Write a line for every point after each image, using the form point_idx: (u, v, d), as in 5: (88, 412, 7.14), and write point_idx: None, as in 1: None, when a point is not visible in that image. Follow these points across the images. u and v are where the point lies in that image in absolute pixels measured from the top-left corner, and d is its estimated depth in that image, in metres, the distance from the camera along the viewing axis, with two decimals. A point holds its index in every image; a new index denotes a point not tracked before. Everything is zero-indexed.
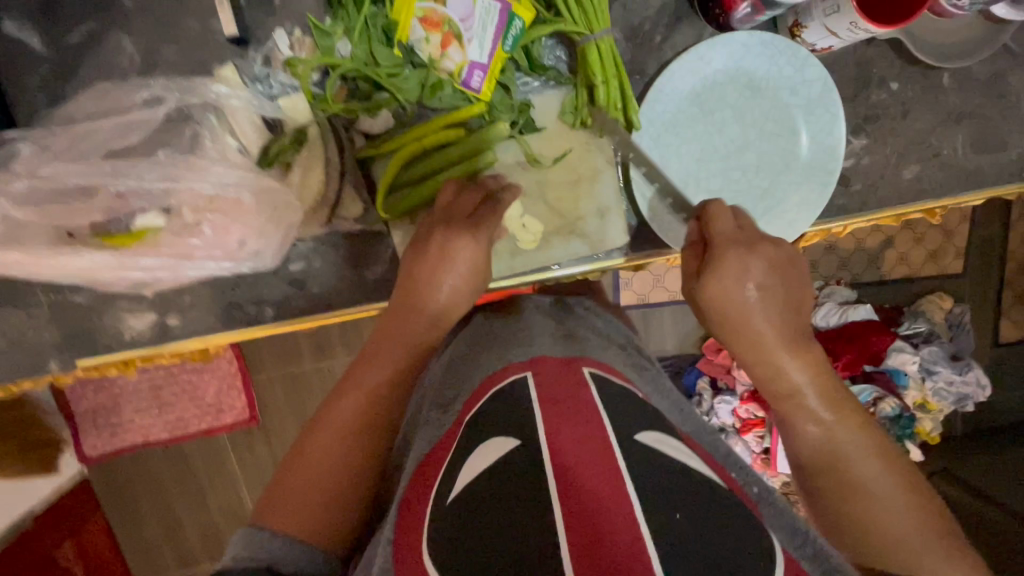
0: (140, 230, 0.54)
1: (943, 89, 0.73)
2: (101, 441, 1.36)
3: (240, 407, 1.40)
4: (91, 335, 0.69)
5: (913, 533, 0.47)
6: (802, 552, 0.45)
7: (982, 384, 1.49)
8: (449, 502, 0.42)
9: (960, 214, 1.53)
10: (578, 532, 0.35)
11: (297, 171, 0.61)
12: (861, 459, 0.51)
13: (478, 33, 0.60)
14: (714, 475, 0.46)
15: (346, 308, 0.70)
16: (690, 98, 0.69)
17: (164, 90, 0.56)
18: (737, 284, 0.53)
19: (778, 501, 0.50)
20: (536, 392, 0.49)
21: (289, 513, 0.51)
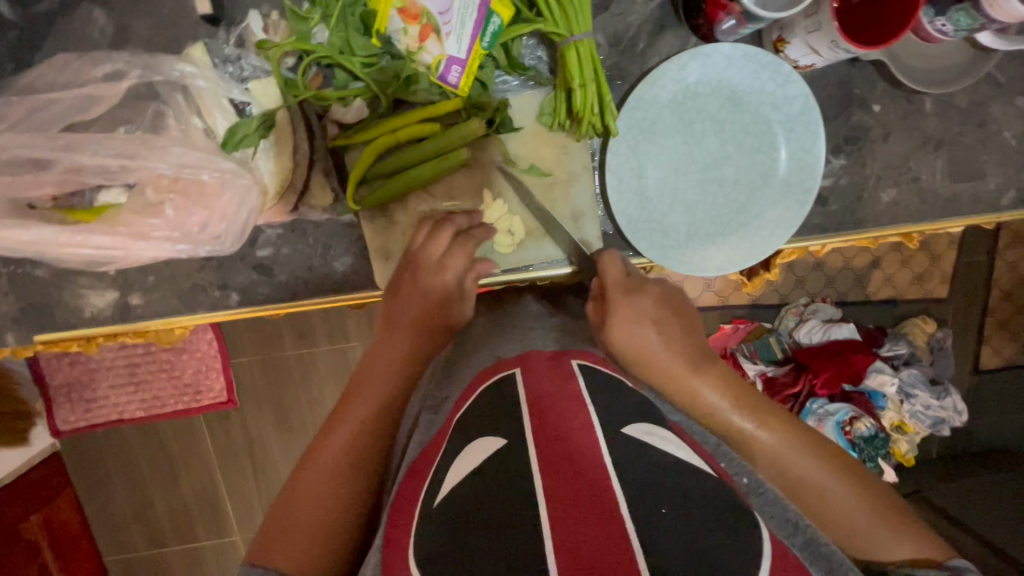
0: (102, 206, 0.54)
1: (925, 114, 0.73)
2: (75, 416, 1.33)
3: (219, 388, 1.37)
4: (50, 310, 0.68)
5: (869, 522, 0.53)
6: (792, 541, 0.47)
7: (960, 409, 1.49)
8: (438, 503, 0.43)
9: (947, 239, 1.53)
10: (563, 521, 0.37)
11: (264, 155, 0.61)
12: (810, 466, 0.54)
13: (456, 28, 0.59)
14: (703, 464, 0.48)
15: (311, 298, 0.70)
16: (671, 107, 0.69)
17: (126, 63, 0.54)
18: (636, 323, 0.58)
19: (768, 491, 0.51)
20: (524, 389, 0.50)
21: (289, 545, 0.50)
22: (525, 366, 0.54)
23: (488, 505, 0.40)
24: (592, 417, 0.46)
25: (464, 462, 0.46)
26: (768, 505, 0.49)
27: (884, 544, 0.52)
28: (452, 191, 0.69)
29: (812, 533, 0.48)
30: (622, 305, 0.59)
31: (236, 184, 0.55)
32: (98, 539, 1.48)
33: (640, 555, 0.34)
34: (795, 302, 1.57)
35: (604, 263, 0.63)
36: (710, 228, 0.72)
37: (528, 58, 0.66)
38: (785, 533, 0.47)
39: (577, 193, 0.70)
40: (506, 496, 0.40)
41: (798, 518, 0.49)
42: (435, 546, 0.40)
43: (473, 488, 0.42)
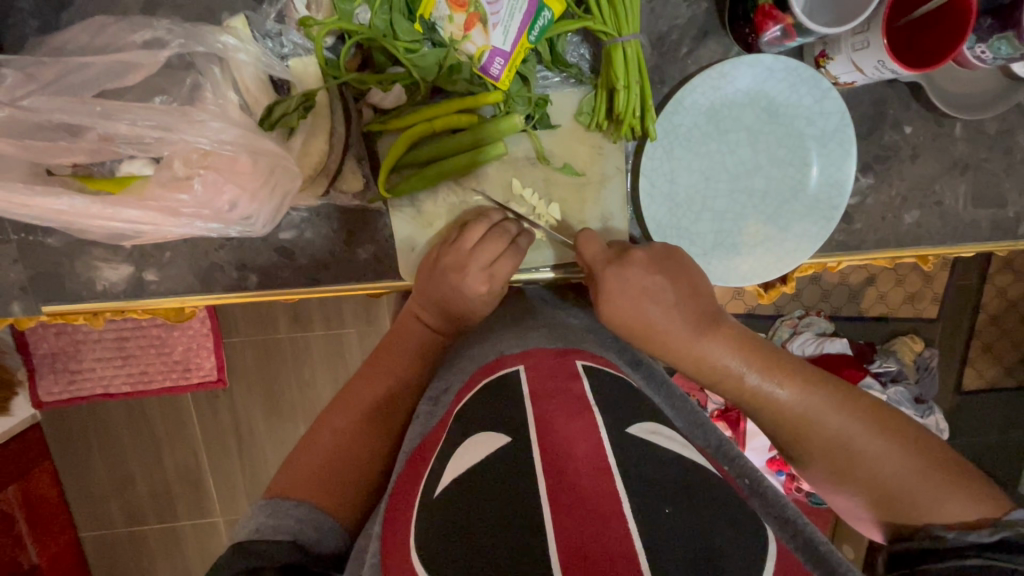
0: (128, 176, 0.53)
1: (954, 139, 0.74)
2: (58, 387, 1.28)
3: (209, 367, 1.33)
4: (61, 281, 0.66)
5: (911, 480, 0.51)
6: (794, 545, 0.48)
7: (941, 427, 1.53)
8: (437, 495, 0.44)
9: (942, 261, 1.56)
10: (568, 520, 0.38)
11: (300, 137, 0.58)
12: (839, 421, 0.53)
13: (504, 19, 0.58)
14: (707, 465, 0.48)
15: (331, 285, 0.69)
16: (708, 114, 0.68)
17: (166, 32, 0.51)
18: (635, 293, 0.58)
19: (768, 491, 0.52)
20: (526, 382, 0.51)
21: (309, 484, 0.53)
22: (529, 363, 0.54)
23: (496, 494, 0.41)
24: (596, 418, 0.46)
25: (463, 453, 0.46)
26: (769, 507, 0.51)
27: (927, 501, 0.50)
28: (483, 184, 0.68)
29: (816, 537, 0.49)
30: (613, 298, 0.58)
31: (271, 163, 0.53)
32: (77, 515, 1.45)
33: (645, 559, 0.35)
34: (791, 313, 1.59)
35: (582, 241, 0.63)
36: (737, 238, 0.72)
37: (571, 55, 0.65)
38: (783, 537, 0.49)
39: (608, 198, 0.70)
40: (516, 492, 0.41)
41: (798, 520, 0.50)
42: (438, 531, 0.41)
43: (495, 482, 0.42)
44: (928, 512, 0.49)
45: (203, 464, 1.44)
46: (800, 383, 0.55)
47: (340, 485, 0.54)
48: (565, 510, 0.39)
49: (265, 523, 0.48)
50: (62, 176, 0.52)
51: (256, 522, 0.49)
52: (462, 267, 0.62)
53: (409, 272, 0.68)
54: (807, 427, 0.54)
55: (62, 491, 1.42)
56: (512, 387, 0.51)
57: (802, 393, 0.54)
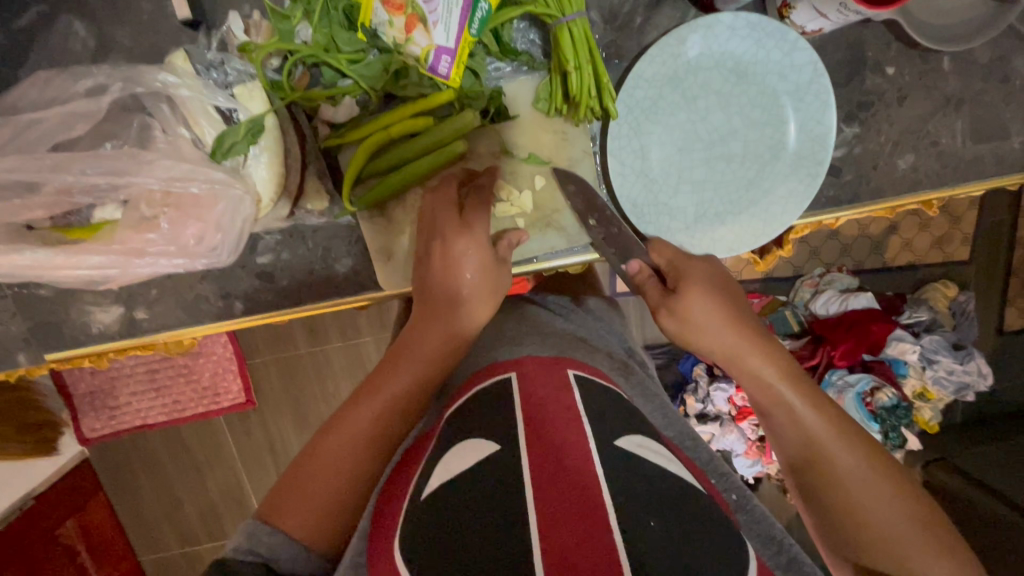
0: (99, 223, 0.54)
1: (943, 74, 0.69)
2: (100, 422, 1.35)
3: (237, 390, 1.39)
4: (59, 328, 0.68)
5: (899, 525, 0.50)
6: (775, 561, 0.52)
7: (983, 372, 1.43)
8: (422, 498, 0.44)
9: (968, 200, 1.49)
10: (552, 522, 0.38)
11: (256, 166, 0.56)
12: (847, 454, 0.52)
13: (443, 16, 0.56)
14: (695, 479, 0.49)
15: (317, 302, 0.69)
16: (672, 83, 0.66)
17: (106, 77, 0.53)
18: (704, 302, 0.57)
19: (755, 508, 0.56)
20: (518, 391, 0.51)
21: (298, 507, 0.50)
22: (523, 370, 0.54)
23: (477, 502, 0.41)
24: (585, 426, 0.47)
25: (454, 458, 0.46)
26: (754, 522, 0.55)
27: (915, 558, 0.49)
28: None
29: (796, 553, 0.52)
30: (698, 303, 0.57)
31: (228, 195, 0.54)
32: (134, 542, 1.52)
33: (627, 560, 0.36)
34: (811, 272, 1.54)
35: (654, 249, 0.62)
36: (719, 207, 0.69)
37: (520, 42, 0.63)
38: (766, 552, 0.53)
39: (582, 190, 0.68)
40: (494, 498, 0.41)
41: (781, 536, 0.54)
42: (422, 531, 0.41)
43: (474, 486, 0.43)
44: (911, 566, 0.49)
45: (242, 482, 1.49)
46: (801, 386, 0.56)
47: (332, 509, 0.51)
48: (547, 513, 0.39)
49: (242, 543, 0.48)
50: (41, 230, 0.54)
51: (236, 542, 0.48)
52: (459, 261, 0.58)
53: (386, 280, 0.68)
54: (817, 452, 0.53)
55: (118, 522, 1.49)
56: (498, 392, 0.52)
57: (830, 422, 0.54)
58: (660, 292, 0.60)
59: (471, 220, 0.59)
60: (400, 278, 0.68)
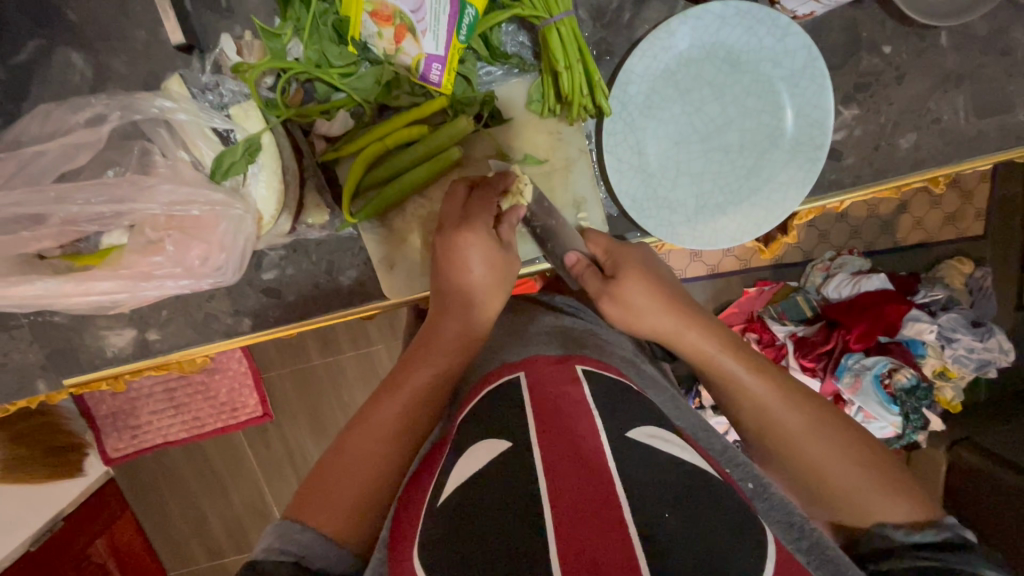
0: (107, 248, 0.55)
1: (941, 50, 0.68)
2: (124, 442, 1.38)
3: (254, 403, 1.40)
4: (74, 353, 0.69)
5: (856, 478, 0.50)
6: (797, 546, 0.48)
7: (1006, 348, 1.40)
8: (439, 504, 0.45)
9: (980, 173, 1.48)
10: (567, 521, 0.38)
11: (256, 184, 0.57)
12: (798, 418, 0.53)
13: (431, 25, 0.57)
14: (709, 467, 0.48)
15: (325, 314, 0.70)
16: (665, 77, 0.65)
17: (105, 106, 0.54)
18: (647, 289, 0.58)
19: (773, 495, 0.52)
20: (527, 388, 0.52)
21: (325, 506, 0.51)
22: (530, 370, 0.55)
23: (491, 504, 0.41)
24: (597, 421, 0.46)
25: (470, 459, 0.47)
26: (773, 510, 0.50)
27: (868, 506, 0.50)
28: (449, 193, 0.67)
29: (819, 537, 0.48)
30: (634, 288, 0.58)
31: (229, 214, 0.55)
32: (164, 559, 1.54)
33: (644, 559, 0.35)
34: (821, 257, 1.51)
35: (591, 241, 0.63)
36: (719, 198, 0.69)
37: (510, 45, 0.64)
38: (785, 537, 0.49)
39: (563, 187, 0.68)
40: (508, 501, 0.41)
41: (804, 521, 0.50)
42: (440, 537, 0.42)
43: (489, 488, 0.43)
44: (872, 514, 0.50)
45: (264, 494, 1.49)
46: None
47: (360, 505, 0.53)
48: (565, 512, 0.38)
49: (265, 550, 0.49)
50: (52, 259, 0.56)
51: (266, 542, 0.48)
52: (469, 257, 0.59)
53: (392, 288, 0.68)
54: (772, 422, 0.53)
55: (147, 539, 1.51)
56: (504, 402, 0.51)
57: (783, 395, 0.54)
58: (598, 283, 0.60)
59: (472, 210, 0.60)
60: (407, 285, 0.68)
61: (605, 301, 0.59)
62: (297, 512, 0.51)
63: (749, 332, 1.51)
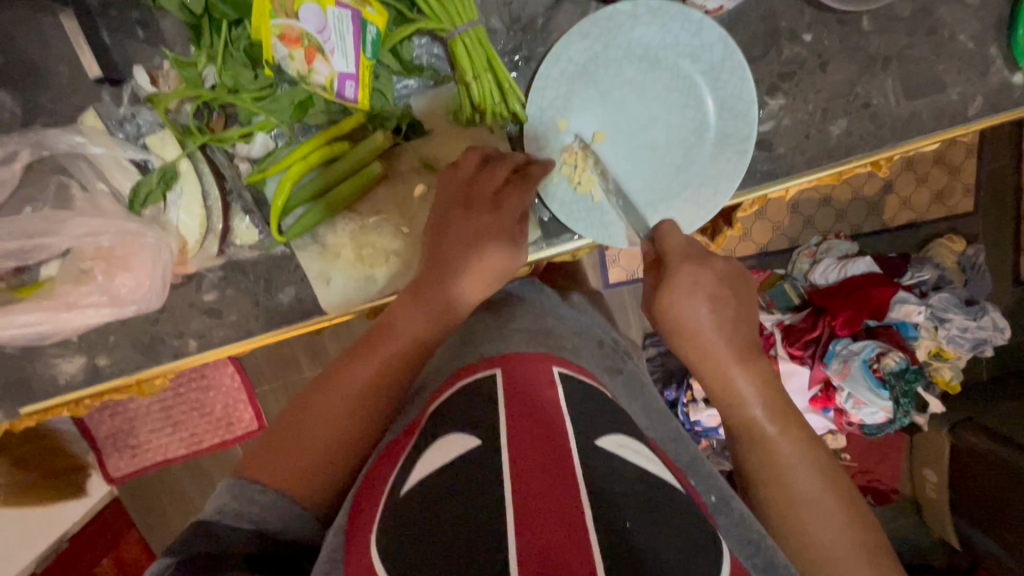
0: (42, 280, 0.59)
1: (864, 34, 0.67)
2: (124, 462, 1.37)
3: (248, 418, 1.39)
4: (28, 382, 0.71)
5: (847, 547, 0.51)
6: (752, 562, 0.49)
7: (1000, 325, 1.35)
8: (402, 492, 0.44)
9: (965, 148, 1.45)
10: (529, 522, 0.37)
11: (173, 211, 0.61)
12: (800, 474, 0.54)
13: (339, 45, 0.56)
14: (675, 480, 0.49)
15: (289, 324, 0.69)
16: (584, 77, 0.66)
17: (16, 144, 0.57)
18: (695, 297, 0.56)
19: (734, 511, 0.54)
20: (505, 387, 0.51)
21: (278, 467, 0.53)
22: (507, 366, 0.55)
23: (450, 498, 0.41)
24: (567, 425, 0.47)
25: (437, 452, 0.46)
26: (734, 526, 0.52)
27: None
28: (379, 207, 0.68)
29: (774, 554, 0.50)
30: (691, 309, 0.56)
31: (144, 242, 0.58)
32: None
33: (600, 559, 0.36)
34: (806, 243, 1.50)
35: (661, 234, 0.60)
36: (649, 195, 0.69)
37: (424, 57, 0.65)
38: (743, 553, 0.50)
39: (566, 197, 0.67)
40: (471, 503, 0.40)
41: (759, 537, 0.51)
42: (400, 535, 0.40)
43: (438, 488, 0.43)
44: None
45: None
46: (759, 371, 0.57)
47: (319, 470, 0.54)
48: (529, 514, 0.38)
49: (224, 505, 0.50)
50: None
51: (220, 502, 0.50)
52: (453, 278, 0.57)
53: (330, 302, 0.68)
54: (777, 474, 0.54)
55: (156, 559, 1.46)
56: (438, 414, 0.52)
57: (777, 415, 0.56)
58: (654, 279, 0.58)
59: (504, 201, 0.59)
60: (345, 297, 0.68)
61: (653, 301, 0.58)
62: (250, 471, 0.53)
63: None
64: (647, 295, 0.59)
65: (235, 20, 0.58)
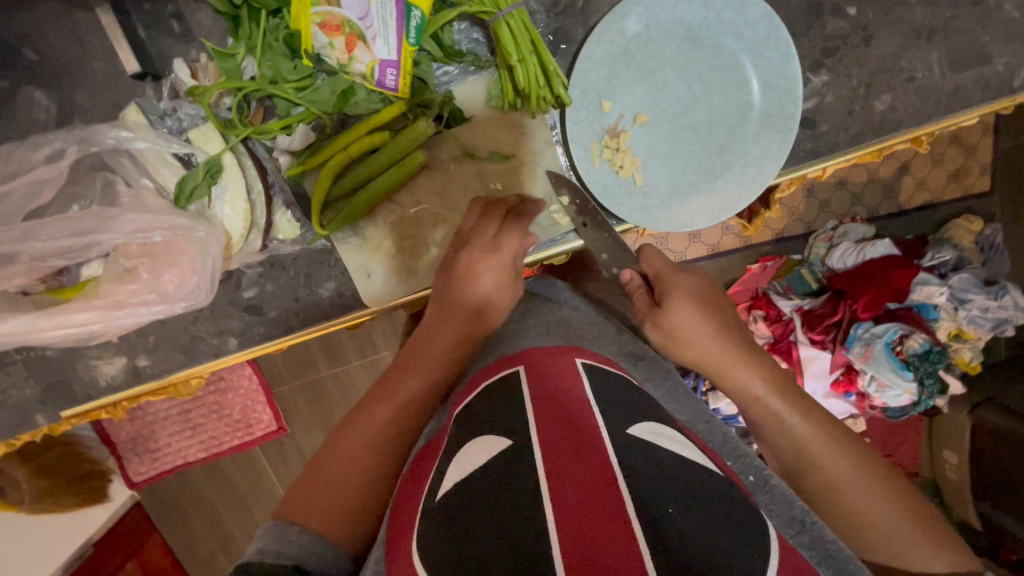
0: (85, 280, 0.58)
1: (908, 6, 0.66)
2: (144, 466, 1.34)
3: (268, 419, 1.37)
4: (68, 385, 0.70)
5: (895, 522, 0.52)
6: (797, 539, 0.48)
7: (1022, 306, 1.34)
8: (438, 501, 0.44)
9: (983, 126, 1.44)
10: (571, 519, 0.36)
11: (218, 205, 0.61)
12: (840, 461, 0.54)
13: (381, 31, 0.55)
14: (712, 464, 0.47)
15: (317, 325, 0.69)
16: (624, 59, 0.64)
17: (63, 142, 0.57)
18: (690, 308, 0.59)
19: (775, 488, 0.51)
20: (529, 386, 0.50)
21: (316, 514, 0.51)
22: (531, 362, 0.54)
23: (491, 497, 0.41)
24: (597, 419, 0.45)
25: (469, 455, 0.46)
26: (775, 503, 0.50)
27: (906, 546, 0.51)
28: (417, 197, 0.67)
29: (820, 530, 0.48)
30: (687, 316, 0.58)
31: (193, 237, 0.58)
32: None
33: (651, 558, 0.33)
34: (823, 227, 1.48)
35: (644, 258, 0.62)
36: (692, 177, 0.68)
37: (464, 43, 0.64)
38: (787, 531, 0.48)
39: (595, 183, 0.66)
40: (523, 496, 0.39)
41: (804, 514, 0.49)
42: (445, 537, 0.40)
43: (498, 482, 0.41)
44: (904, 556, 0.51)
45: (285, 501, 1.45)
46: None
47: (359, 508, 0.53)
48: (567, 510, 0.37)
49: (266, 546, 0.47)
50: (36, 293, 0.58)
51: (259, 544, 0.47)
52: (477, 270, 0.61)
53: (369, 295, 0.68)
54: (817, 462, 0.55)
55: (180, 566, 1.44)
56: (484, 407, 0.50)
57: None
58: (648, 299, 0.61)
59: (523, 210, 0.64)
60: (385, 291, 0.68)
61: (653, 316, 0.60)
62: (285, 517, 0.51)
63: (755, 309, 1.47)
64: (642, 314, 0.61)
65: (273, 10, 0.58)
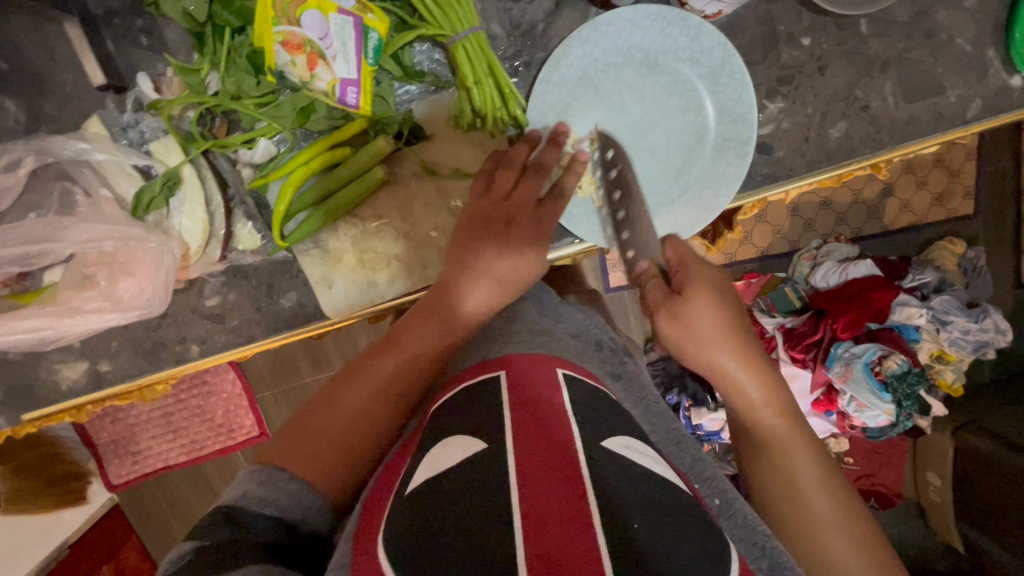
0: (44, 286, 0.60)
1: (863, 37, 0.68)
2: (125, 468, 1.30)
3: (251, 424, 1.34)
4: (30, 388, 0.71)
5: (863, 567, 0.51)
6: (757, 565, 0.48)
7: (1002, 328, 1.33)
8: (407, 493, 0.42)
9: (966, 150, 1.46)
10: (536, 524, 0.35)
11: (177, 215, 0.62)
12: (820, 495, 0.54)
13: (341, 50, 0.57)
14: (679, 482, 0.47)
15: (303, 327, 0.69)
16: (583, 82, 0.66)
17: (20, 152, 0.59)
18: (711, 307, 0.58)
19: (737, 513, 0.52)
20: (504, 390, 0.49)
21: (294, 452, 0.52)
22: (514, 369, 0.52)
23: (429, 504, 0.40)
24: (574, 428, 0.45)
25: (440, 453, 0.44)
26: (737, 528, 0.51)
27: None
28: (380, 212, 0.68)
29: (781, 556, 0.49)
30: (700, 310, 0.58)
31: (147, 247, 0.59)
32: None
33: (610, 562, 0.33)
34: (807, 246, 1.48)
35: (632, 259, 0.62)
36: (650, 198, 0.69)
37: (425, 63, 0.66)
38: (749, 554, 0.49)
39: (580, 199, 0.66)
40: (482, 501, 0.38)
41: (765, 538, 0.50)
42: (406, 530, 0.39)
43: (426, 497, 0.41)
44: None
45: None
46: (767, 380, 0.59)
47: (344, 455, 0.53)
48: (533, 513, 0.36)
49: (252, 490, 0.48)
50: None
51: (244, 487, 0.48)
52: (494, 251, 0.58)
53: (331, 307, 0.68)
54: (798, 492, 0.55)
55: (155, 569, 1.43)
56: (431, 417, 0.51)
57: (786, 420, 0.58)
58: (662, 294, 0.59)
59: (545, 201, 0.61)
60: (346, 304, 0.68)
61: (668, 307, 0.58)
62: (267, 458, 0.52)
63: None
64: (653, 307, 0.60)
65: (238, 28, 0.59)
